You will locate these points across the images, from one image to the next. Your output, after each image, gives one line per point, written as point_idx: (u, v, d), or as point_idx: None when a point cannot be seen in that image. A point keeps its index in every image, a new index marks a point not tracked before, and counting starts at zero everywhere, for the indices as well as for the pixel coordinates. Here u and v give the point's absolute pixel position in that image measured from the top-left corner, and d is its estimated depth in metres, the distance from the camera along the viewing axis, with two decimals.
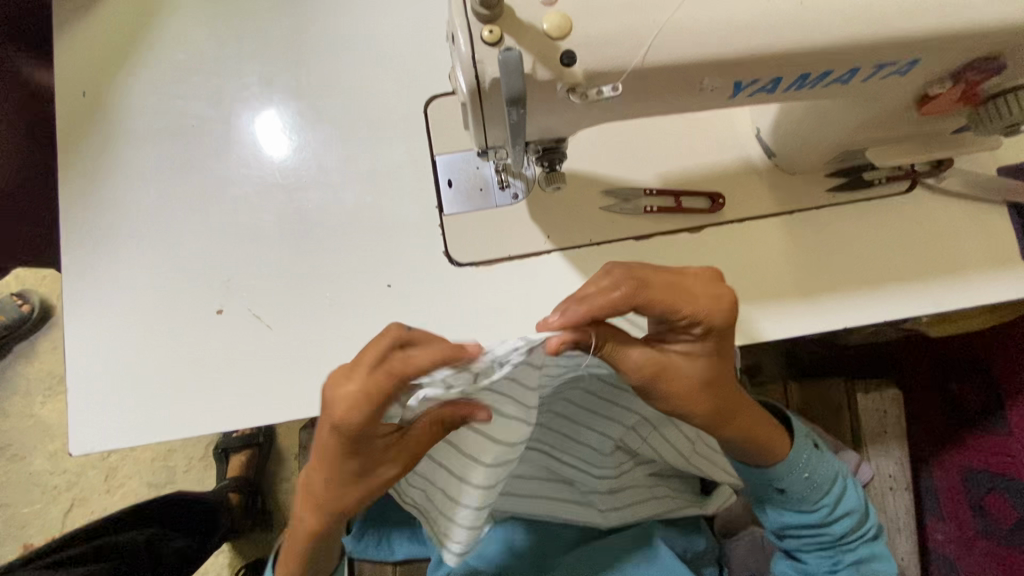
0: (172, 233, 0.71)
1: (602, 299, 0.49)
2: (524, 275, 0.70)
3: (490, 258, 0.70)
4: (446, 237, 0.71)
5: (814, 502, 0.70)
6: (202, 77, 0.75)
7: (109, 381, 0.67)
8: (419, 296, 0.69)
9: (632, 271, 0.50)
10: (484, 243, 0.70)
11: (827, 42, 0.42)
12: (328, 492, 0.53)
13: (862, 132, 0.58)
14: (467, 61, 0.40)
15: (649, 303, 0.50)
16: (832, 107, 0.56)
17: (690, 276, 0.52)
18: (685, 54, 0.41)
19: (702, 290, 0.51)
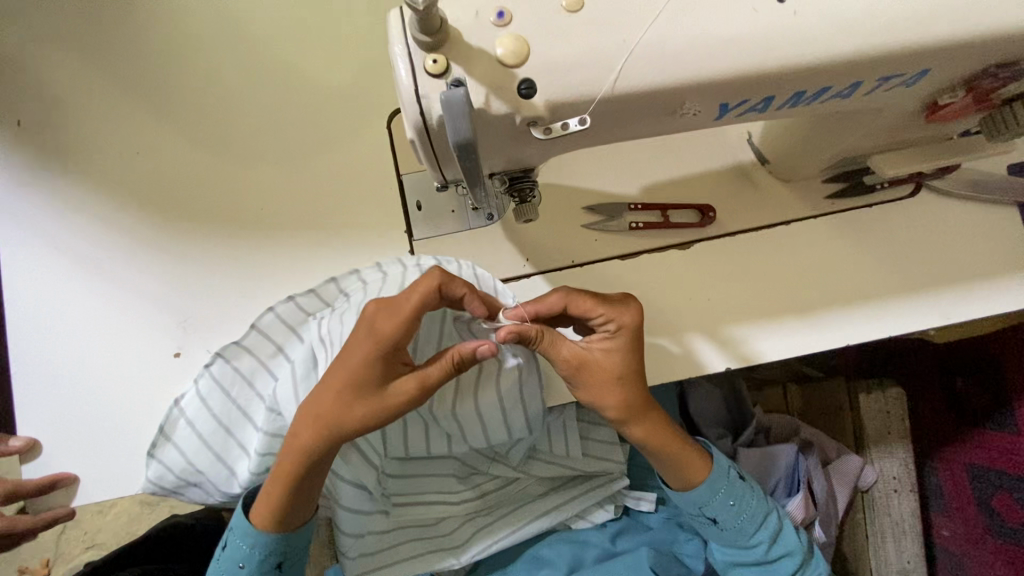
0: (122, 272, 0.66)
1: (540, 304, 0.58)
2: None
3: None
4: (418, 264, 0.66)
5: (750, 536, 0.70)
6: (149, 97, 0.69)
7: (61, 434, 0.63)
8: None
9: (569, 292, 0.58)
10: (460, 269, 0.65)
11: (825, 58, 0.36)
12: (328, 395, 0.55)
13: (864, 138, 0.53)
14: (409, 96, 0.34)
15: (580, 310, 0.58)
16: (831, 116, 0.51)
17: (612, 295, 0.59)
18: (660, 78, 0.35)
19: (617, 302, 0.58)
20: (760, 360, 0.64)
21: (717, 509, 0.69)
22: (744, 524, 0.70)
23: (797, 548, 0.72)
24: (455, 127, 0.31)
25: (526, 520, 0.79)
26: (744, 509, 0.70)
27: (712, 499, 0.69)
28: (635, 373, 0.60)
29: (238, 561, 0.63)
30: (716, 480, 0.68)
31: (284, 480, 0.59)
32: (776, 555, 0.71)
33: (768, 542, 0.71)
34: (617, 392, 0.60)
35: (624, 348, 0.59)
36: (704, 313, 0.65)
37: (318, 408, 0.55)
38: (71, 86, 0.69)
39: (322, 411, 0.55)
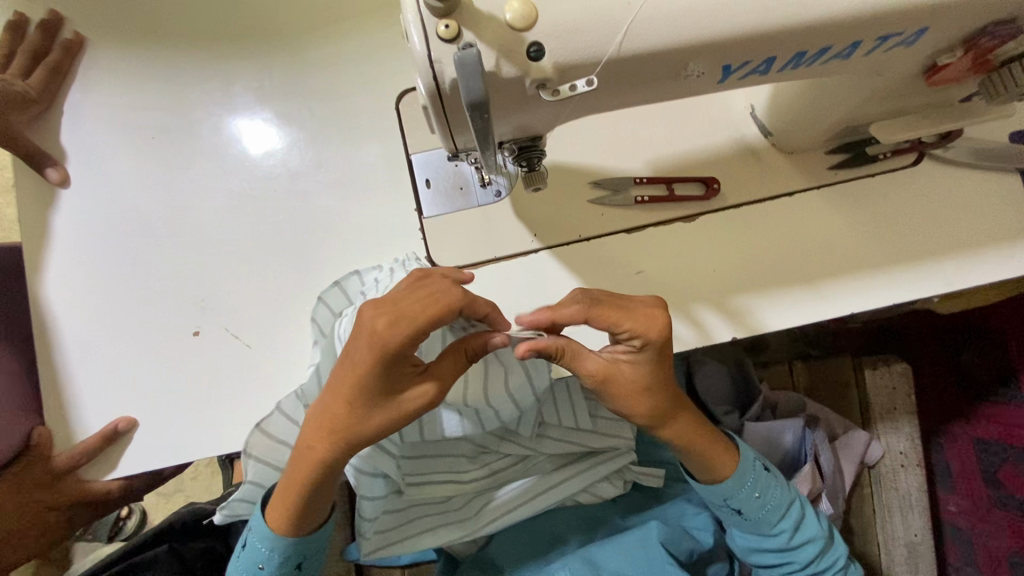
0: (140, 252, 0.68)
1: (559, 316, 0.55)
2: (511, 277, 0.66)
3: (474, 262, 0.66)
4: (427, 240, 0.67)
5: (774, 525, 0.71)
6: (174, 92, 0.72)
7: (87, 409, 0.65)
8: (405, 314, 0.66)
9: (588, 294, 0.56)
10: (469, 246, 0.66)
11: (826, 16, 0.37)
12: (343, 407, 0.54)
13: (862, 105, 0.54)
14: (422, 61, 0.36)
15: (602, 322, 0.55)
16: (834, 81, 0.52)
17: (635, 300, 0.56)
18: (665, 39, 0.36)
19: (643, 311, 0.55)
20: (766, 329, 0.65)
21: (743, 500, 0.70)
22: (768, 515, 0.71)
23: (819, 534, 0.72)
24: (468, 87, 0.33)
25: (536, 495, 0.80)
26: (770, 500, 0.71)
27: (738, 492, 0.70)
28: (661, 380, 0.60)
29: (258, 561, 0.64)
30: (742, 474, 0.70)
31: (300, 482, 0.59)
32: (800, 541, 0.72)
33: (790, 530, 0.71)
34: (642, 401, 0.60)
35: (651, 362, 0.58)
36: (710, 285, 0.66)
37: (334, 417, 0.55)
38: (100, 82, 0.72)
39: (339, 421, 0.55)
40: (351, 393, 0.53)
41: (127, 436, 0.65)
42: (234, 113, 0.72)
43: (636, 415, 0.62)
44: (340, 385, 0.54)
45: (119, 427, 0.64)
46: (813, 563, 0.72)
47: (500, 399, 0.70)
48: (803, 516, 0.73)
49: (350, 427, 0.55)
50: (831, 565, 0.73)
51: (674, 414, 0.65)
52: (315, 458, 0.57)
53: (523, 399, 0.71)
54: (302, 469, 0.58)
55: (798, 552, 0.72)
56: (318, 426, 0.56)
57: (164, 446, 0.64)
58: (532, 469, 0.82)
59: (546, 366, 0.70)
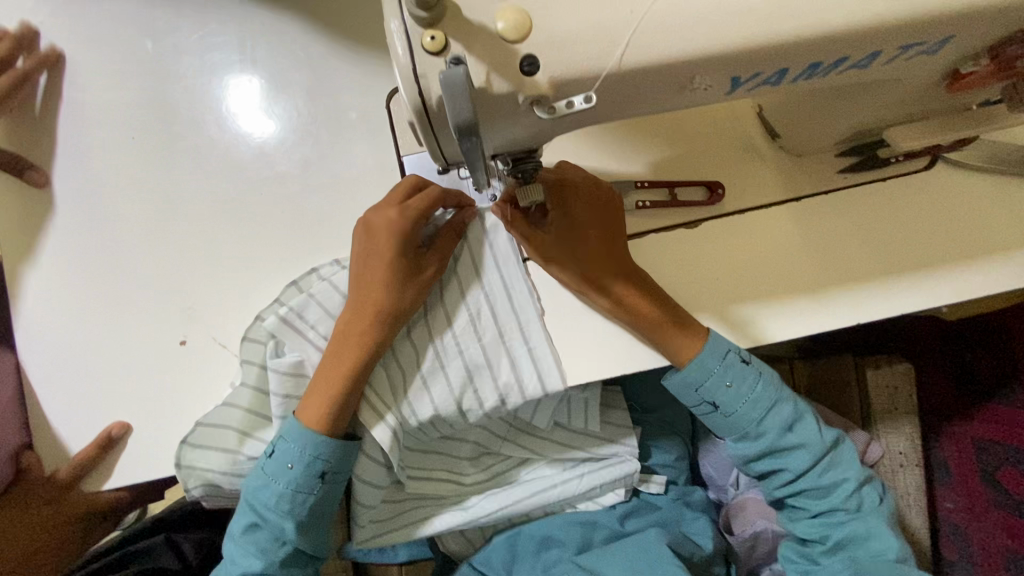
0: (122, 258, 0.65)
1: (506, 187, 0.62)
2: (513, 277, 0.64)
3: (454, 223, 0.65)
4: None
5: (757, 422, 0.64)
6: (146, 80, 0.67)
7: (71, 420, 0.63)
8: None
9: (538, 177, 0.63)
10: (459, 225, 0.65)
11: (843, 27, 0.35)
12: (359, 288, 0.61)
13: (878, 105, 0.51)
14: (407, 75, 0.33)
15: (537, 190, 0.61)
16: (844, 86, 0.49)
17: (568, 172, 0.62)
18: (671, 51, 0.34)
19: (573, 179, 0.62)
20: (768, 339, 0.63)
21: (714, 391, 0.63)
22: (749, 411, 0.64)
23: (814, 439, 0.65)
24: (455, 110, 0.30)
25: (537, 492, 0.79)
26: (749, 394, 0.63)
27: (707, 381, 0.62)
28: (603, 253, 0.61)
29: (288, 461, 0.62)
30: (714, 369, 0.62)
31: (337, 377, 0.61)
32: (791, 442, 0.65)
33: (776, 429, 0.64)
34: (580, 271, 0.61)
35: (585, 238, 0.61)
36: (714, 293, 0.64)
37: (361, 301, 0.61)
38: (68, 73, 0.67)
39: (372, 303, 0.61)
40: (384, 277, 0.60)
41: (121, 443, 0.63)
42: (213, 107, 0.68)
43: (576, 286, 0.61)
44: (362, 277, 0.61)
45: (113, 433, 0.62)
46: (811, 475, 0.66)
47: (501, 379, 0.63)
48: (796, 414, 0.65)
49: (385, 312, 0.61)
50: (836, 486, 0.66)
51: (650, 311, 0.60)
52: (336, 342, 0.62)
53: (516, 371, 0.63)
54: (339, 366, 0.61)
55: (786, 460, 0.66)
56: (348, 325, 0.61)
57: (157, 457, 0.64)
58: (532, 479, 0.80)
59: (552, 363, 0.62)
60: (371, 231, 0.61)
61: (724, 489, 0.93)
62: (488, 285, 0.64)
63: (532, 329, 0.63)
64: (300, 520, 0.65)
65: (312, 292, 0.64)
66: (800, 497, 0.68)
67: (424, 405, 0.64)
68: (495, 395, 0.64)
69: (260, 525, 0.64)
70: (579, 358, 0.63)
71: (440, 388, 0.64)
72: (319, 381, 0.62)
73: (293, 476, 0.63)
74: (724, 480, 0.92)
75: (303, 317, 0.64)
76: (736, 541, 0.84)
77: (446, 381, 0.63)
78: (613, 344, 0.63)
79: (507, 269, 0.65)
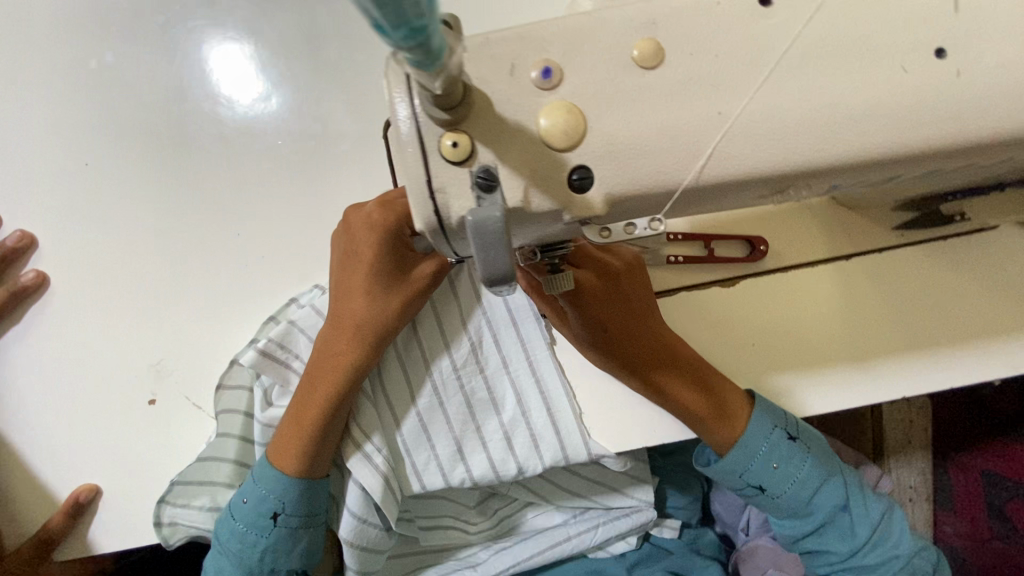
0: (79, 304, 0.57)
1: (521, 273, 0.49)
2: (526, 316, 0.57)
3: None
4: None
5: (806, 504, 0.55)
6: (101, 99, 0.58)
7: (30, 483, 0.57)
8: None
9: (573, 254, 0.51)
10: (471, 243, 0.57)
11: (992, 134, 0.26)
12: (338, 303, 0.53)
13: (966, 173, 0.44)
14: (421, 188, 0.25)
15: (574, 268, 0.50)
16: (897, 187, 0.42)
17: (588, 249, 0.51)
18: (763, 164, 0.26)
19: (593, 258, 0.51)
20: (805, 413, 0.57)
21: (761, 474, 0.54)
22: (797, 492, 0.54)
23: (864, 520, 0.56)
24: (487, 262, 0.22)
25: (549, 542, 0.73)
26: (796, 472, 0.54)
27: (751, 465, 0.54)
28: (624, 329, 0.52)
29: (243, 495, 0.55)
30: (752, 443, 0.54)
31: (313, 409, 0.53)
32: (840, 524, 0.56)
33: (825, 510, 0.55)
34: (600, 351, 0.53)
35: (608, 308, 0.51)
36: (749, 360, 0.58)
37: (341, 317, 0.52)
38: (9, 82, 0.57)
39: (356, 317, 0.52)
40: (365, 284, 0.51)
41: (91, 507, 0.57)
42: (179, 131, 0.58)
43: (593, 358, 0.54)
44: (343, 287, 0.52)
45: (82, 497, 0.56)
46: (856, 556, 0.56)
47: (515, 439, 0.57)
48: (847, 495, 0.56)
49: (370, 325, 0.52)
50: (886, 564, 0.56)
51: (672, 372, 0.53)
52: (313, 370, 0.53)
53: (530, 424, 0.57)
54: (313, 395, 0.53)
55: (831, 539, 0.56)
56: (326, 344, 0.53)
57: (126, 526, 0.57)
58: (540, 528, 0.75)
59: (574, 423, 0.56)
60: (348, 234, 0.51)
61: (733, 529, 0.89)
62: (495, 329, 0.58)
63: (549, 381, 0.57)
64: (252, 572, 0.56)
65: (293, 320, 0.56)
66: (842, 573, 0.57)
67: (421, 446, 0.57)
68: (502, 441, 0.57)
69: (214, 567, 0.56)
70: (596, 429, 0.57)
71: (440, 430, 0.57)
72: (291, 424, 0.54)
73: (245, 521, 0.54)
74: (734, 521, 0.89)
75: (289, 347, 0.56)
76: None
77: (446, 423, 0.57)
78: (636, 413, 0.56)
79: (517, 308, 0.57)
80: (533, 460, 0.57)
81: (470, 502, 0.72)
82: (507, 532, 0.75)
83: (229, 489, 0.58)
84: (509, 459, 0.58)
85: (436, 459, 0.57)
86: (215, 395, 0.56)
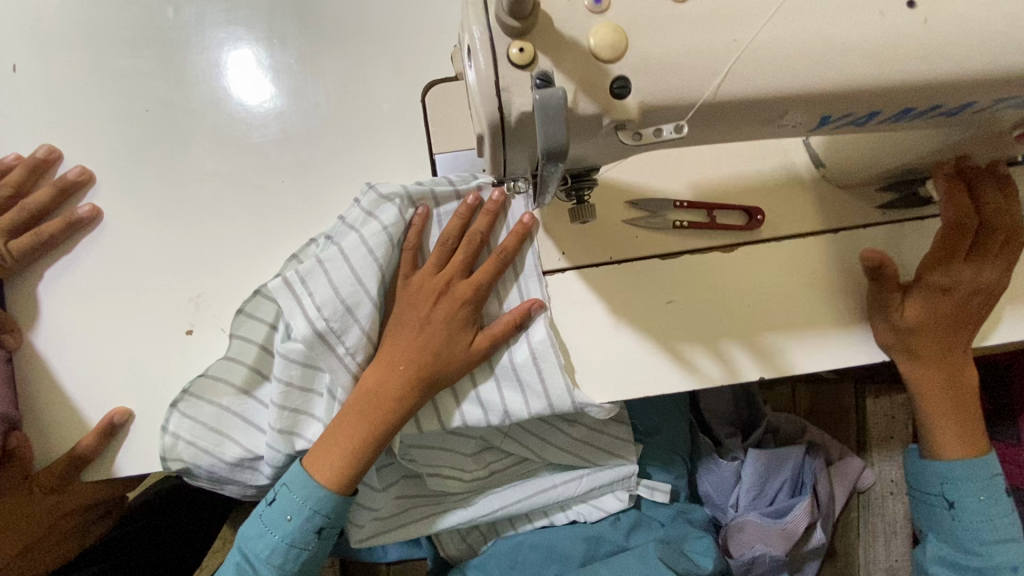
0: (127, 242, 0.62)
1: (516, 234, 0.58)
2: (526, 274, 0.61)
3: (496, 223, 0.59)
4: (438, 230, 0.59)
5: None
6: (165, 57, 0.63)
7: (67, 405, 0.60)
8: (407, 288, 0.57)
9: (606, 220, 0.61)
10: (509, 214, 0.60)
11: (953, 74, 0.32)
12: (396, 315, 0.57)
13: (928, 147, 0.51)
14: (488, 86, 0.30)
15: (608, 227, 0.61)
16: (978, 155, 0.54)
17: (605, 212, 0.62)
18: (767, 86, 0.32)
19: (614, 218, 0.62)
20: (795, 371, 0.62)
21: None
22: None
23: None
24: (549, 132, 0.27)
25: (538, 495, 0.77)
26: None
27: None
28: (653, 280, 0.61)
29: (287, 513, 0.56)
30: None
31: (360, 406, 0.56)
32: None
33: None
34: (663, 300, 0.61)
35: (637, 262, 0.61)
36: (741, 322, 0.62)
37: (398, 324, 0.56)
38: (84, 38, 0.63)
39: (408, 322, 0.56)
40: (425, 292, 0.56)
41: (122, 429, 0.60)
42: (233, 89, 0.64)
43: (603, 307, 0.61)
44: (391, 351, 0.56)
45: (116, 419, 0.59)
46: None
47: (505, 385, 0.59)
48: None
49: (428, 336, 0.56)
50: None
51: (957, 378, 0.63)
52: (359, 394, 0.56)
53: (519, 372, 0.58)
54: (361, 394, 0.56)
55: None
56: (372, 390, 0.56)
57: (152, 451, 0.60)
58: (530, 484, 0.78)
59: (560, 374, 0.58)
60: (397, 277, 0.58)
61: (722, 508, 0.92)
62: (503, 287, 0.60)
63: (535, 331, 0.59)
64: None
65: (320, 258, 0.55)
66: (972, 559, 0.64)
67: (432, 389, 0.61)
68: (495, 388, 0.59)
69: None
70: (601, 378, 0.60)
71: None
72: (335, 436, 0.56)
73: (291, 530, 0.57)
74: (725, 500, 0.91)
75: (307, 284, 0.54)
76: (736, 565, 0.85)
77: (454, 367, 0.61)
78: (640, 363, 0.61)
79: (524, 264, 0.60)
80: (520, 407, 0.59)
81: (469, 453, 0.76)
82: (500, 483, 0.78)
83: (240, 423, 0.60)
84: (498, 407, 0.59)
85: (436, 405, 0.60)
86: (236, 321, 0.58)
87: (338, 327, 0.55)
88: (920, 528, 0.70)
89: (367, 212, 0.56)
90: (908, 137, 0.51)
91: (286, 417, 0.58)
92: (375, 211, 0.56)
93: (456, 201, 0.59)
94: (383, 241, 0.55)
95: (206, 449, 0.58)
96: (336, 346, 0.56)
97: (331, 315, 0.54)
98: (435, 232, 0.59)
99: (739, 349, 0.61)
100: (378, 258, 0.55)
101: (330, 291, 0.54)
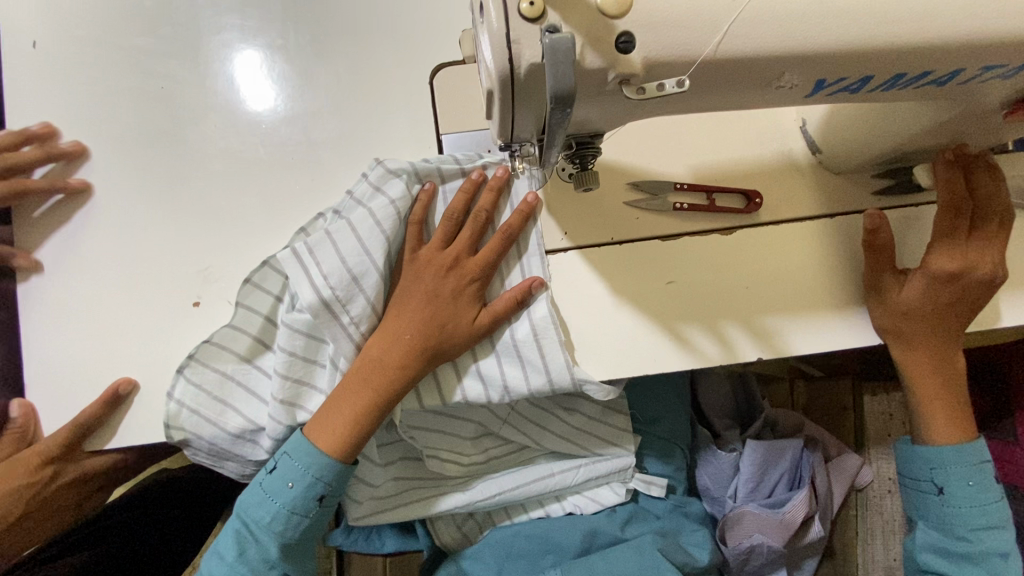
0: (137, 216, 0.63)
1: (520, 212, 0.59)
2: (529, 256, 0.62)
3: (501, 201, 0.61)
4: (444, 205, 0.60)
5: None
6: (181, 38, 0.65)
7: (74, 375, 0.60)
8: (412, 261, 0.58)
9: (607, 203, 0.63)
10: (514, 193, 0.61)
11: (942, 38, 0.34)
12: (402, 287, 0.58)
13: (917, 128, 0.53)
14: (500, 39, 0.32)
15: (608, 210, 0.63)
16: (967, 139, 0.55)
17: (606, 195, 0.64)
18: (765, 45, 0.33)
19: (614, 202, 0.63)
20: (793, 353, 0.62)
21: None
22: None
23: None
24: (557, 77, 0.29)
25: (537, 483, 0.77)
26: None
27: None
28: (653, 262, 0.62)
29: (288, 479, 0.57)
30: None
31: (362, 375, 0.56)
32: None
33: None
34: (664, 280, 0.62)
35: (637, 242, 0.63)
36: (740, 305, 0.62)
37: (402, 295, 0.58)
38: (103, 18, 0.64)
39: (412, 293, 0.58)
40: (429, 265, 0.58)
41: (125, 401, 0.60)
42: (245, 70, 0.65)
43: (604, 285, 0.62)
44: (395, 322, 0.57)
45: (120, 389, 0.59)
46: None
47: (504, 360, 0.60)
48: None
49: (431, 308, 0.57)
50: None
51: (948, 363, 0.63)
52: (361, 363, 0.57)
53: (519, 347, 0.59)
54: (364, 364, 0.57)
55: None
56: (374, 359, 0.56)
57: (154, 422, 0.60)
58: (528, 470, 0.78)
59: (560, 350, 0.59)
60: (403, 252, 0.59)
61: (720, 501, 0.93)
62: (506, 266, 0.61)
63: (537, 307, 0.60)
64: (288, 541, 0.59)
65: (328, 229, 0.56)
66: (961, 545, 0.64)
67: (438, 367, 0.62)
68: (496, 365, 0.60)
69: (250, 545, 0.58)
70: (602, 355, 0.61)
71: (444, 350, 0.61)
72: (336, 405, 0.57)
73: (292, 496, 0.57)
74: (722, 493, 0.92)
75: (315, 253, 0.55)
76: (731, 553, 0.86)
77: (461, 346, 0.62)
78: (640, 341, 0.62)
79: (527, 244, 0.61)
80: (519, 382, 0.59)
81: (469, 437, 0.76)
82: (498, 468, 0.78)
83: (241, 393, 0.60)
84: (498, 382, 0.60)
85: (438, 379, 0.61)
86: (243, 291, 0.59)
87: (344, 296, 0.56)
88: (911, 517, 0.70)
89: (375, 186, 0.58)
90: (902, 108, 0.52)
91: (289, 388, 0.59)
92: (382, 185, 0.57)
93: (461, 179, 0.61)
94: (390, 214, 0.57)
95: (207, 416, 0.59)
96: (339, 315, 0.56)
97: (336, 283, 0.55)
98: (440, 208, 0.60)
99: (738, 331, 0.62)
100: (386, 229, 0.56)
101: (337, 260, 0.55)
